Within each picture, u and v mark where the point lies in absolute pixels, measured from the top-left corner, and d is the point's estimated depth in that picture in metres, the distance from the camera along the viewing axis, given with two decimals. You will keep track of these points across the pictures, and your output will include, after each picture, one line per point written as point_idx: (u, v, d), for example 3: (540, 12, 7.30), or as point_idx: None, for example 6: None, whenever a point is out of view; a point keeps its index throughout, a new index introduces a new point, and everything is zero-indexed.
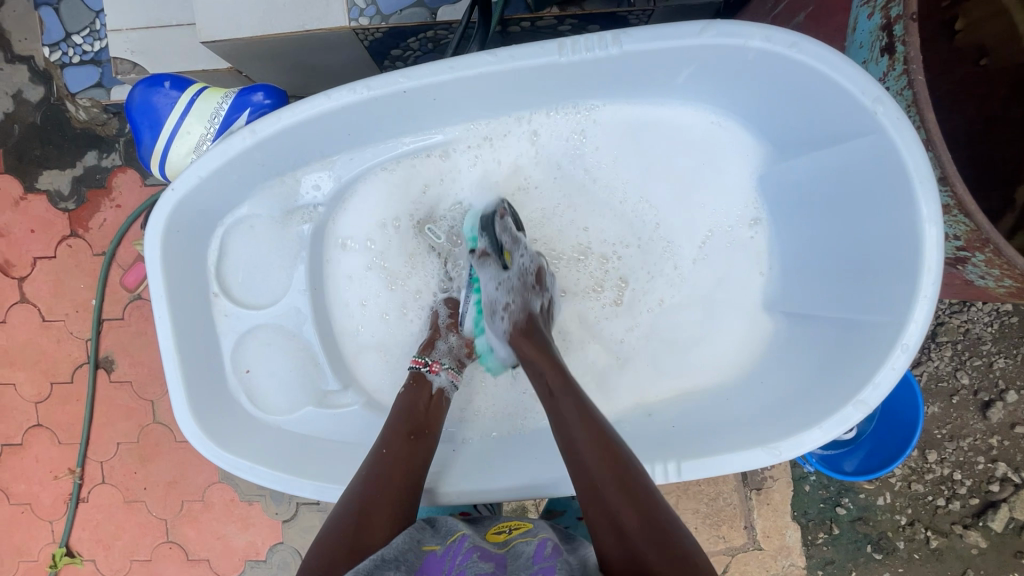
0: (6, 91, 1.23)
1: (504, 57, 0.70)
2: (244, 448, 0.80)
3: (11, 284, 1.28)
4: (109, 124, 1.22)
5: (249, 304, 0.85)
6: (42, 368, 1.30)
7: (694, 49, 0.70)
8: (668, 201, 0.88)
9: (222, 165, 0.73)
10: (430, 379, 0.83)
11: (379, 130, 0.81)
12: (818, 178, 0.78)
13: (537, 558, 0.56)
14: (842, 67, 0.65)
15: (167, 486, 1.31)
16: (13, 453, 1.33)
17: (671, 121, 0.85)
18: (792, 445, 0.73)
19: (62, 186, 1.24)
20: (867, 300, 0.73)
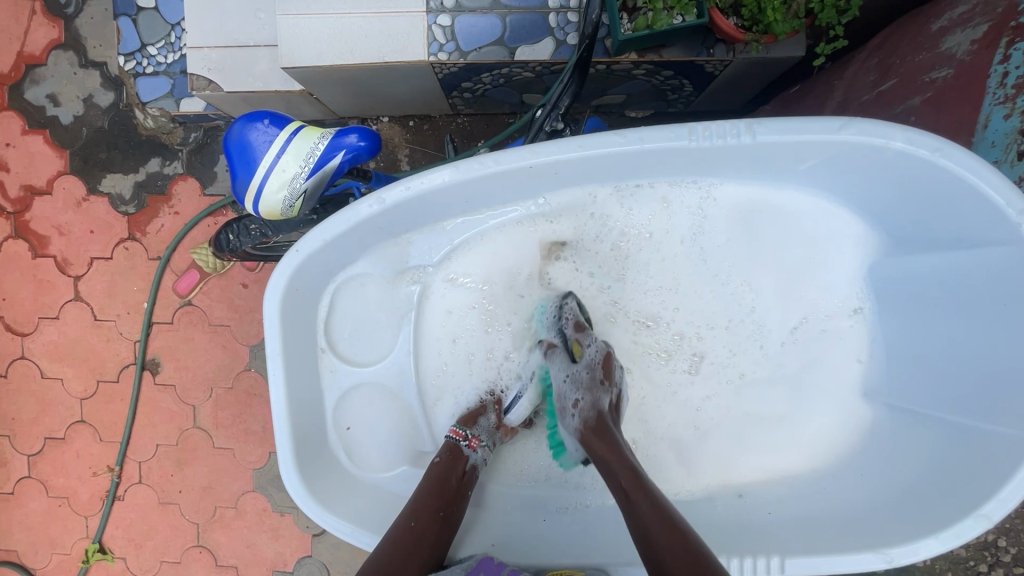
0: (78, 96, 1.27)
1: (634, 139, 0.68)
2: (344, 507, 0.76)
3: (67, 282, 1.31)
4: (174, 133, 1.25)
5: (355, 361, 0.82)
6: (90, 365, 1.33)
7: (831, 144, 0.67)
8: (770, 287, 0.82)
9: (344, 231, 0.73)
10: (466, 454, 0.79)
11: (496, 198, 0.78)
12: (932, 279, 0.71)
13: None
14: (990, 179, 0.60)
15: (202, 491, 1.33)
16: (55, 446, 1.35)
17: (785, 208, 0.80)
18: (906, 551, 0.68)
19: (123, 190, 1.27)
20: (987, 406, 0.65)
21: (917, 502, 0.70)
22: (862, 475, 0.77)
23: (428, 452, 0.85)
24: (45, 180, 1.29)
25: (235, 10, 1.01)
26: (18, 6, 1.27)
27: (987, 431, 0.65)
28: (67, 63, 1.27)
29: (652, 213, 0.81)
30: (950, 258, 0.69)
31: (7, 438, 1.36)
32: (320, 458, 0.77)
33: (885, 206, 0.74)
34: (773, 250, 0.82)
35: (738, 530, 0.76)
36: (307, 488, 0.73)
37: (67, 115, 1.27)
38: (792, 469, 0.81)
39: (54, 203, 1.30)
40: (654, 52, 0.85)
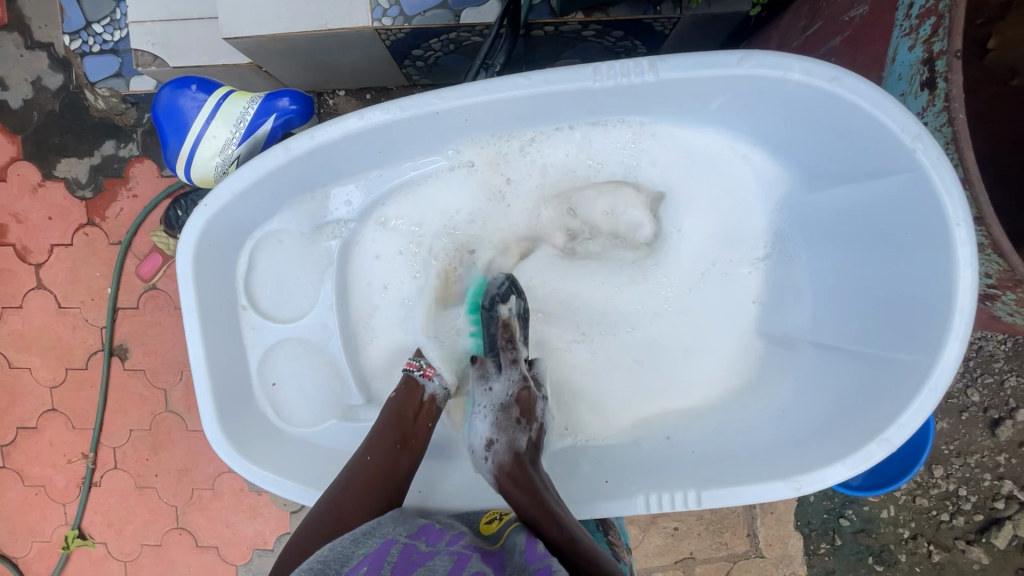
0: (26, 78, 1.23)
1: (537, 81, 0.69)
2: (271, 461, 0.80)
3: (28, 270, 1.30)
4: (128, 113, 1.22)
5: (276, 318, 0.84)
6: (58, 354, 1.32)
7: (735, 80, 0.69)
8: (691, 225, 0.87)
9: (254, 182, 0.73)
10: (423, 384, 0.81)
11: (412, 146, 0.79)
12: (850, 212, 0.78)
13: (537, 560, 0.61)
14: (883, 104, 0.63)
15: (178, 473, 1.33)
16: (27, 436, 1.35)
17: (702, 149, 0.83)
18: (814, 479, 0.74)
19: (79, 174, 1.25)
20: (899, 337, 0.73)
21: (831, 435, 0.77)
22: (782, 415, 0.84)
23: (357, 406, 0.87)
24: None
25: None
26: None
27: (901, 361, 0.72)
28: (12, 45, 1.23)
29: (574, 159, 0.84)
30: (859, 195, 0.75)
31: None
32: (244, 414, 0.81)
33: (806, 151, 0.79)
34: (698, 196, 0.86)
35: (675, 472, 0.81)
36: (226, 439, 0.77)
37: (16, 98, 1.24)
38: (728, 416, 0.87)
39: (9, 190, 1.27)
40: (600, 10, 0.84)
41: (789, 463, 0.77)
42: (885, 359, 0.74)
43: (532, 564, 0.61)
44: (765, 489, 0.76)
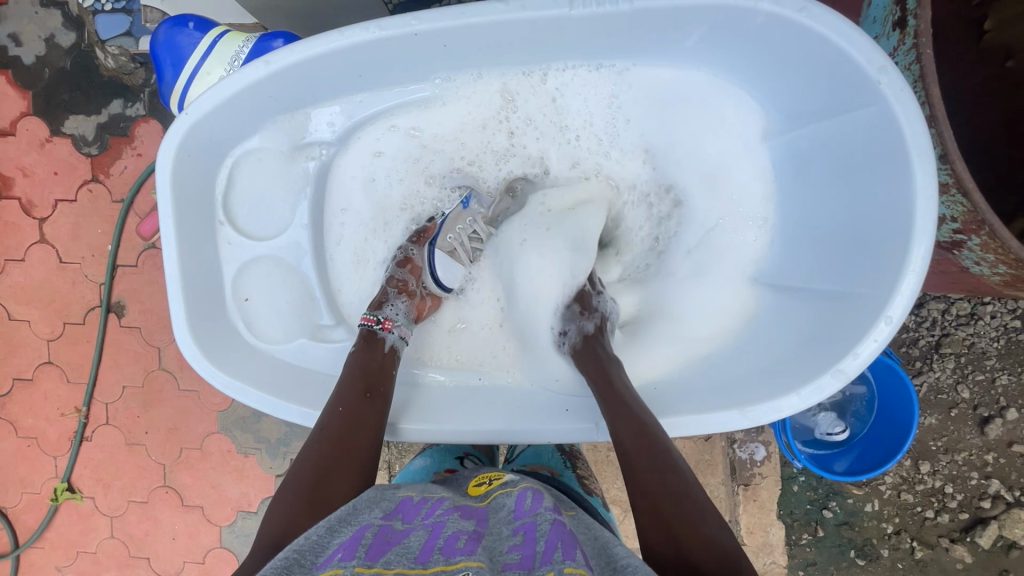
0: (40, 35, 1.26)
1: (515, 6, 0.70)
2: (237, 369, 0.82)
3: (32, 224, 1.32)
4: (137, 74, 1.22)
5: (252, 235, 0.86)
6: (57, 308, 1.34)
7: (709, 10, 0.70)
8: (669, 169, 0.88)
9: (235, 94, 0.75)
10: (382, 337, 0.80)
11: (396, 72, 0.81)
12: (816, 153, 0.79)
13: (518, 513, 0.56)
14: (850, 35, 0.66)
15: (168, 432, 1.35)
16: (23, 387, 1.38)
17: (680, 95, 0.84)
18: (769, 410, 0.75)
19: (86, 131, 1.27)
20: (860, 271, 0.73)
21: (793, 369, 0.76)
22: (751, 353, 0.83)
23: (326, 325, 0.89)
24: (9, 122, 1.29)
25: None
26: None
27: (863, 292, 0.72)
28: (29, 3, 1.26)
29: (574, 99, 0.85)
30: (825, 136, 0.77)
31: None
32: (217, 325, 0.83)
33: (788, 91, 0.78)
34: (679, 140, 0.86)
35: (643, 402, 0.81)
36: (195, 342, 0.79)
37: (29, 55, 1.27)
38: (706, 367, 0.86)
39: (18, 144, 1.30)
40: None
41: (743, 396, 0.78)
42: (848, 292, 0.75)
43: (516, 517, 0.56)
44: (719, 418, 0.76)
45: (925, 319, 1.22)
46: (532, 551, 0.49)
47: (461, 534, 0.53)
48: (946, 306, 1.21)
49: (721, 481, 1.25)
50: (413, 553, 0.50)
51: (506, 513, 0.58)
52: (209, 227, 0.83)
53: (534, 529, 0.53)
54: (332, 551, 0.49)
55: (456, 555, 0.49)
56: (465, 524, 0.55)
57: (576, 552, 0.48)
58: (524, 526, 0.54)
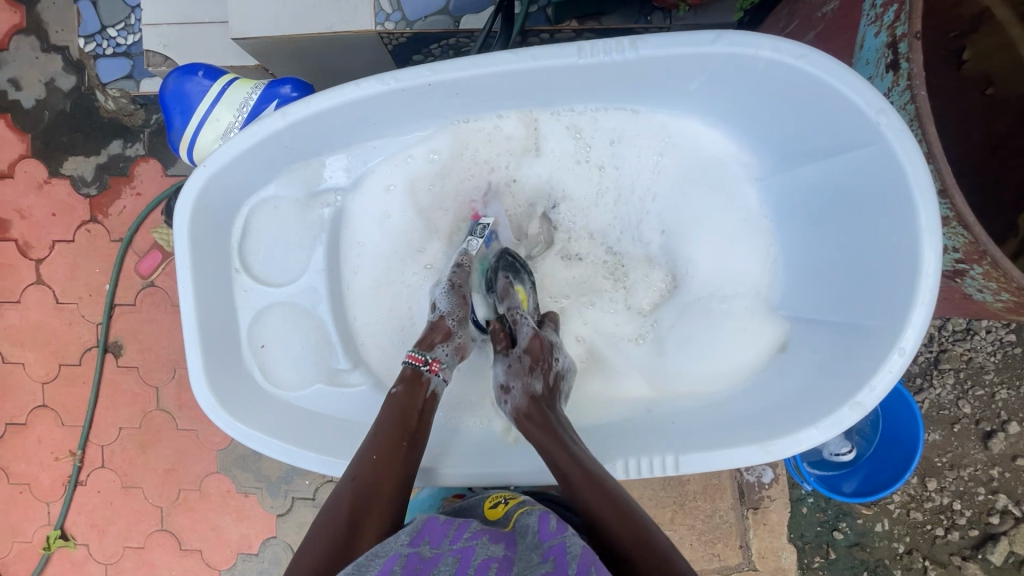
0: (39, 78, 1.26)
1: (525, 57, 0.72)
2: (256, 419, 0.81)
3: (28, 265, 1.31)
4: (136, 114, 1.25)
5: (267, 282, 0.86)
6: (52, 349, 1.32)
7: (708, 57, 0.72)
8: (702, 204, 0.88)
9: (255, 145, 0.76)
10: (427, 380, 0.77)
11: (406, 119, 0.82)
12: (821, 186, 0.81)
13: (545, 534, 0.56)
14: (845, 78, 0.67)
15: (166, 473, 1.32)
16: (16, 432, 1.34)
17: (684, 137, 0.87)
18: (788, 444, 0.75)
19: (85, 172, 1.28)
20: (871, 305, 0.75)
21: (814, 400, 0.77)
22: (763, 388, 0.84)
23: (343, 370, 0.88)
24: (7, 164, 1.29)
25: None
26: None
27: (876, 323, 0.73)
28: (28, 47, 1.26)
29: (612, 137, 0.87)
30: (829, 170, 0.79)
31: None
32: (235, 374, 0.83)
33: (784, 131, 0.81)
34: (693, 179, 0.88)
35: (664, 436, 0.82)
36: (215, 394, 0.79)
37: (28, 98, 1.27)
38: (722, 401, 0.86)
39: (15, 186, 1.29)
40: (594, 19, 0.91)
41: (759, 431, 0.78)
42: (862, 325, 0.76)
43: (543, 540, 0.55)
44: (743, 453, 0.77)
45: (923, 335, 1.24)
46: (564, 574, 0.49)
47: (490, 564, 0.53)
48: (941, 322, 1.23)
49: (730, 505, 1.23)
50: None
51: (533, 535, 0.57)
52: (224, 275, 0.83)
53: (563, 553, 0.51)
54: None
55: None
56: (496, 551, 0.56)
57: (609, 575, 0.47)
58: (553, 550, 0.53)
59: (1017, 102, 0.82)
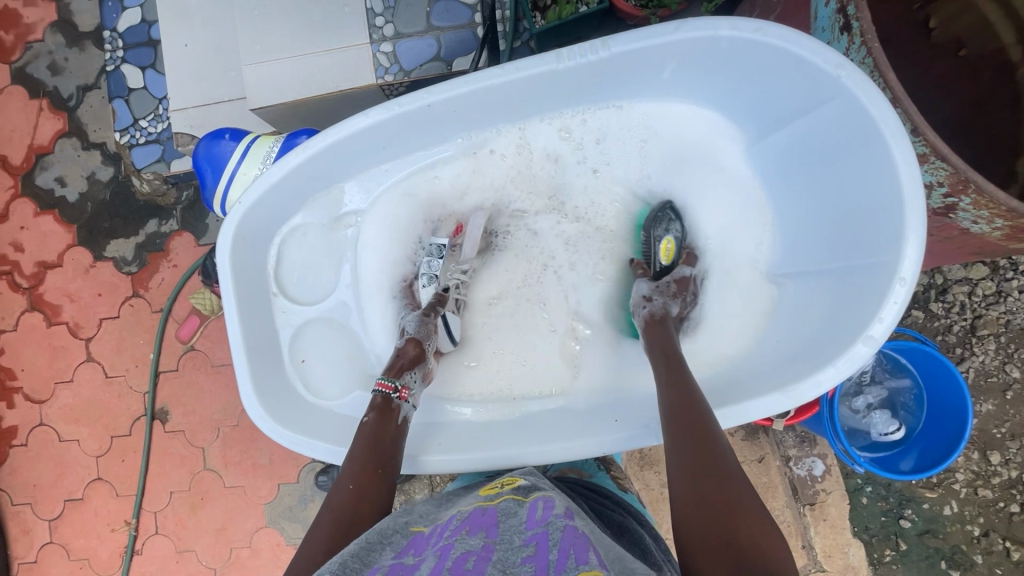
0: (82, 174, 1.39)
1: (510, 70, 0.78)
2: (299, 424, 0.86)
3: (79, 344, 1.39)
4: (169, 194, 1.36)
5: (303, 301, 0.92)
6: (104, 422, 1.39)
7: (675, 45, 0.78)
8: (691, 180, 0.93)
9: (281, 179, 0.83)
10: (398, 407, 0.80)
11: (410, 142, 0.89)
12: (797, 145, 0.84)
13: (529, 523, 0.59)
14: (809, 44, 0.72)
15: (217, 533, 1.34)
16: (74, 508, 1.39)
17: (673, 123, 0.91)
18: (808, 387, 0.76)
19: (126, 252, 1.38)
20: (869, 244, 0.76)
21: (826, 343, 0.78)
22: (780, 343, 0.86)
23: (378, 374, 0.92)
24: (56, 255, 1.40)
25: (206, 75, 1.12)
26: (25, 104, 1.40)
27: (876, 261, 0.74)
28: (72, 147, 1.39)
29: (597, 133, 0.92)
30: (807, 132, 0.82)
31: (29, 506, 1.41)
32: (282, 387, 0.88)
33: (756, 104, 0.85)
34: (683, 158, 0.93)
35: None
36: (263, 406, 0.83)
37: (72, 192, 1.40)
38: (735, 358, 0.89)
39: (64, 273, 1.40)
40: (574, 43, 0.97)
41: (781, 380, 0.79)
42: (861, 265, 0.77)
43: (528, 527, 0.58)
44: (763, 403, 0.78)
45: (954, 304, 1.21)
46: (545, 560, 0.52)
47: (470, 556, 0.54)
48: (971, 288, 1.20)
49: (784, 503, 1.19)
50: None
51: (518, 522, 0.60)
52: (264, 298, 0.89)
53: (545, 538, 0.55)
54: None
55: None
56: (475, 542, 0.57)
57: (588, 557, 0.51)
58: (534, 536, 0.56)
59: (993, 57, 0.84)
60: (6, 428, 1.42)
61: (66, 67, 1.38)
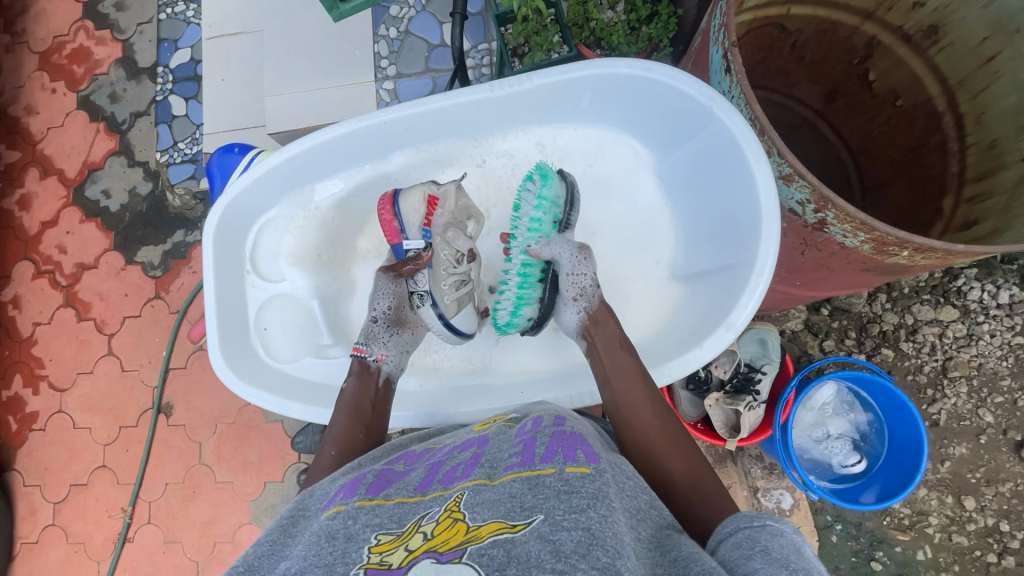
0: (124, 187, 1.57)
1: (452, 94, 0.89)
2: (259, 380, 0.94)
3: (102, 339, 1.53)
4: (196, 208, 1.51)
5: (272, 279, 1.01)
6: (115, 413, 1.50)
7: (584, 79, 0.87)
8: (626, 193, 1.01)
9: (259, 178, 0.94)
10: (376, 367, 0.88)
11: (367, 153, 0.97)
12: (694, 161, 0.91)
13: (522, 433, 0.64)
14: (681, 78, 0.81)
15: (203, 526, 1.41)
16: (78, 492, 1.49)
17: (609, 143, 1.00)
18: (680, 366, 0.83)
19: (153, 258, 1.53)
20: (738, 246, 0.83)
21: (700, 332, 0.85)
22: (673, 335, 0.92)
23: (328, 344, 1.01)
24: (93, 258, 1.56)
25: (234, 104, 1.28)
26: (85, 126, 1.61)
27: (743, 260, 0.80)
28: (119, 164, 1.58)
29: (534, 146, 1.00)
30: (694, 150, 0.89)
31: (38, 488, 1.51)
32: (244, 351, 0.96)
33: (659, 131, 0.94)
34: (614, 172, 1.01)
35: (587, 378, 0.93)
36: (226, 361, 0.92)
37: (115, 203, 1.57)
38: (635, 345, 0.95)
39: (98, 274, 1.56)
40: None
41: (659, 360, 0.88)
42: (732, 263, 0.84)
43: (518, 436, 0.64)
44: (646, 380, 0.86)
45: (925, 344, 1.22)
46: (531, 453, 0.57)
47: (459, 467, 0.60)
48: (941, 329, 1.22)
49: None
50: (414, 484, 0.59)
51: (511, 434, 0.66)
52: (238, 274, 0.98)
53: (535, 441, 0.60)
54: (337, 495, 0.60)
55: (454, 482, 0.57)
56: (464, 456, 0.63)
57: (576, 454, 0.54)
58: (524, 442, 0.61)
59: (926, 107, 0.92)
60: (29, 413, 1.54)
61: (123, 96, 1.59)
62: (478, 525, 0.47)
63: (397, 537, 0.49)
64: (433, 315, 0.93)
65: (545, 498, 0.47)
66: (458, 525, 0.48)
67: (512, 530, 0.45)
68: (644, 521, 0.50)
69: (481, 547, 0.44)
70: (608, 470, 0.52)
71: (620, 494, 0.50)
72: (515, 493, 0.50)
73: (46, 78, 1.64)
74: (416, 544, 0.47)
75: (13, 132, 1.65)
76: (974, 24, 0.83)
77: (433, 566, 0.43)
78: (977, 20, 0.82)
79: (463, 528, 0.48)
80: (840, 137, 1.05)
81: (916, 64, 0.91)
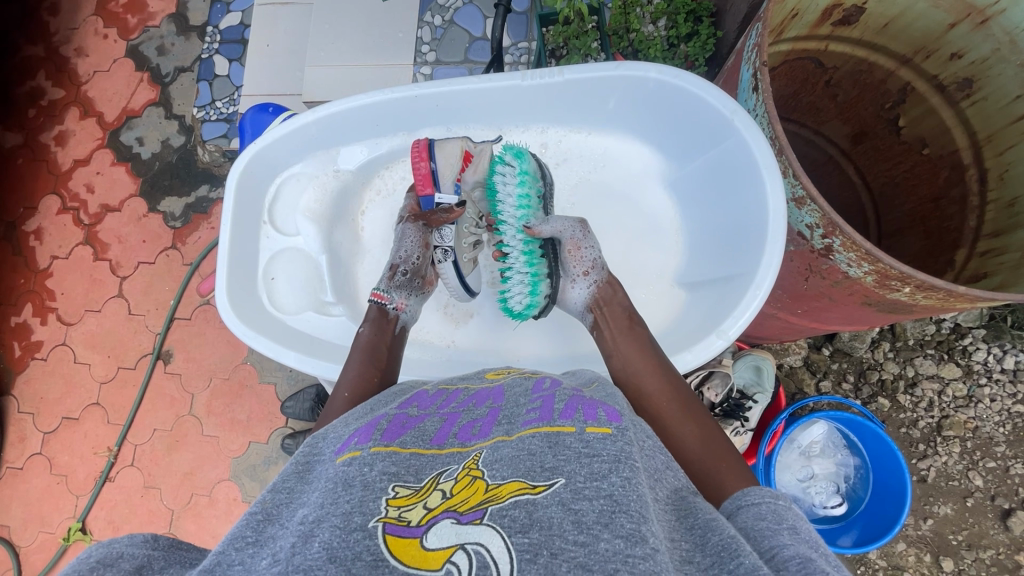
0: (158, 137, 1.61)
1: (484, 79, 0.92)
2: (260, 326, 0.95)
3: (115, 280, 1.57)
4: (224, 166, 1.55)
5: (286, 232, 1.03)
6: (115, 354, 1.53)
7: (614, 81, 0.90)
8: (637, 199, 1.03)
9: (288, 135, 0.97)
10: (394, 315, 0.89)
11: (393, 125, 1.00)
12: (710, 175, 0.92)
13: (536, 390, 0.62)
14: (709, 90, 0.82)
15: (183, 476, 1.43)
16: (68, 426, 1.52)
17: (627, 148, 1.02)
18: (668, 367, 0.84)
19: (175, 209, 1.56)
20: (742, 259, 0.84)
21: (693, 338, 0.86)
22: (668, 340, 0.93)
23: (330, 302, 1.03)
24: (118, 201, 1.60)
25: (274, 70, 1.31)
26: (130, 74, 1.65)
27: (744, 271, 0.82)
28: (157, 115, 1.62)
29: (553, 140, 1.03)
30: (710, 163, 0.91)
31: (30, 416, 1.54)
32: (249, 295, 0.98)
33: (682, 141, 0.95)
34: (629, 177, 1.03)
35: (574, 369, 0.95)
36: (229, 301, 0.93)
37: (146, 151, 1.61)
38: None
39: (121, 218, 1.59)
40: None
41: None
42: (733, 274, 0.85)
43: (533, 391, 0.61)
44: None
45: (922, 399, 1.21)
46: (551, 409, 0.55)
47: (476, 424, 0.58)
48: (941, 386, 1.20)
49: None
50: (431, 437, 0.57)
51: (525, 389, 0.63)
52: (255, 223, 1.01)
53: (553, 399, 0.58)
54: (350, 438, 0.56)
55: (472, 440, 0.56)
56: (481, 412, 0.61)
57: (598, 413, 0.53)
58: (540, 399, 0.59)
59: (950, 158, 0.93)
60: (34, 342, 1.58)
61: (171, 50, 1.63)
62: (498, 484, 0.47)
63: (415, 493, 0.47)
64: (453, 274, 0.95)
65: (567, 460, 0.47)
66: (478, 484, 0.47)
67: (534, 491, 0.45)
68: (662, 482, 0.50)
69: (502, 508, 0.43)
70: (631, 429, 0.51)
71: (642, 455, 0.50)
72: (535, 450, 0.49)
73: (100, 24, 1.70)
74: (436, 503, 0.46)
75: (60, 71, 1.70)
76: (1009, 82, 0.83)
77: (454, 527, 0.42)
78: (1012, 79, 0.82)
79: (481, 487, 0.47)
80: (862, 179, 1.04)
81: (947, 115, 0.92)
